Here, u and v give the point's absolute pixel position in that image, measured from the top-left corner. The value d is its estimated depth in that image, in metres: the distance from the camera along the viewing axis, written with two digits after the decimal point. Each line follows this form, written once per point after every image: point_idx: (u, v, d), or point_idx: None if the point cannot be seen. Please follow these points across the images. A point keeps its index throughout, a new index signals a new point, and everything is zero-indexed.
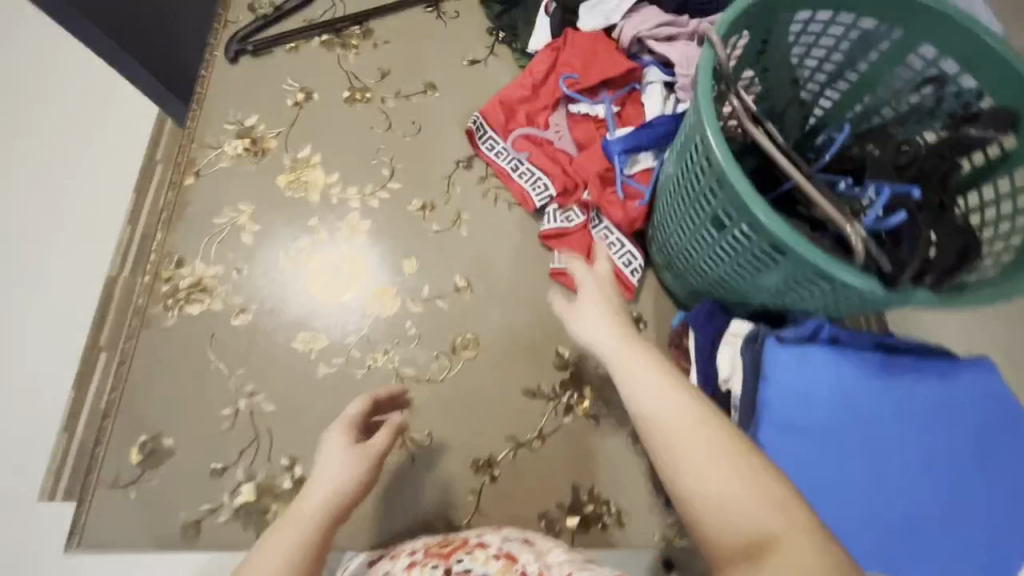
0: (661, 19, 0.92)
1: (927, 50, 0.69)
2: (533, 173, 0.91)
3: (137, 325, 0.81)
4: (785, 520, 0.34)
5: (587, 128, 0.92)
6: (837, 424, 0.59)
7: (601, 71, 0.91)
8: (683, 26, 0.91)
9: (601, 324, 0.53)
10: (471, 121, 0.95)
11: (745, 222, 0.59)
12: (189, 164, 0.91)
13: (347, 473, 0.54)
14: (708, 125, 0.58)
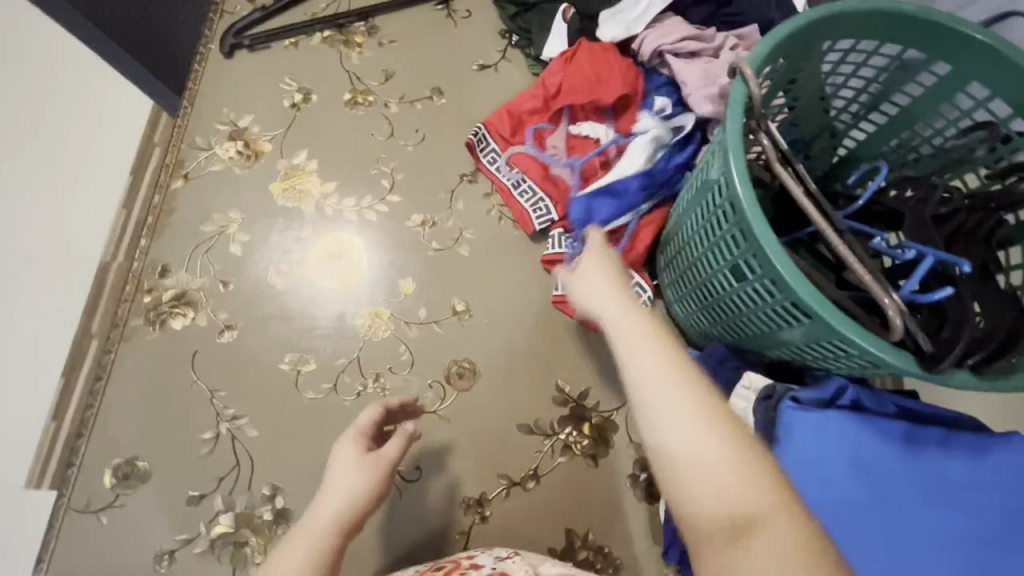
0: (685, 32, 0.86)
1: (977, 89, 0.64)
2: (534, 192, 0.85)
3: (116, 338, 0.76)
4: (772, 502, 0.31)
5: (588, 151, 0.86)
6: (855, 498, 0.55)
7: (605, 90, 0.84)
8: (709, 40, 0.85)
9: (599, 286, 0.48)
10: (471, 132, 0.89)
11: (769, 277, 0.54)
12: (178, 165, 0.86)
13: (358, 483, 0.54)
14: (736, 171, 0.52)
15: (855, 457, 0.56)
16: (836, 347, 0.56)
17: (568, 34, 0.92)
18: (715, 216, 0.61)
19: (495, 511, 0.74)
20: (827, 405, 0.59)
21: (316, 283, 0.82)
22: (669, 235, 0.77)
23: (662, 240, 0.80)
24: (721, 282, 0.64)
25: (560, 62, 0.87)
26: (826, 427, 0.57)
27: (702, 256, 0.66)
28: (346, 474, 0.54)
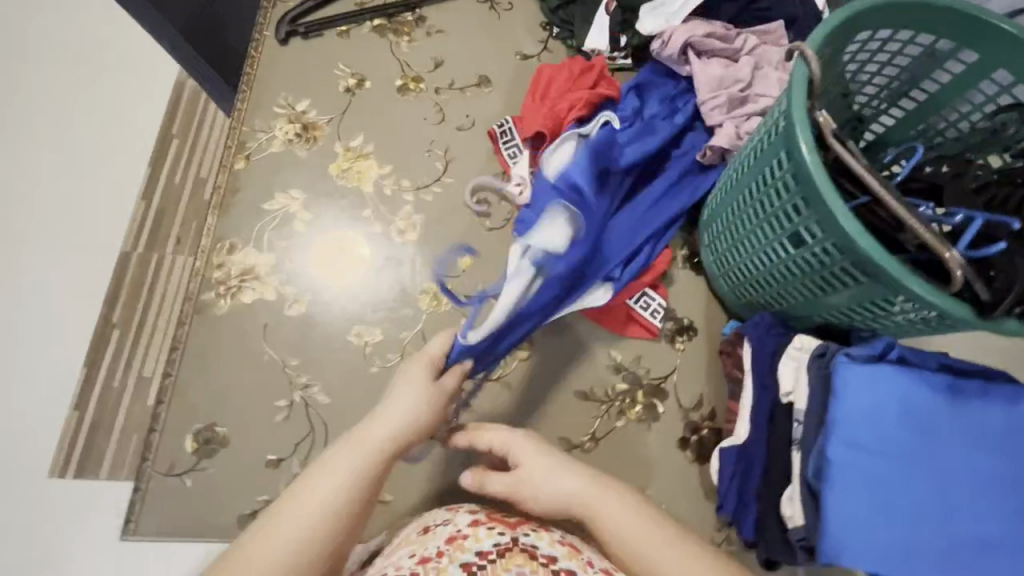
0: (710, 31, 0.91)
1: (1002, 76, 0.70)
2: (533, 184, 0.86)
3: (188, 312, 0.79)
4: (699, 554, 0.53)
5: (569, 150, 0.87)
6: (900, 443, 0.61)
7: (546, 115, 0.90)
8: (729, 41, 0.92)
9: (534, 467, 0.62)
10: (497, 123, 0.94)
11: (831, 241, 0.60)
12: (240, 146, 0.88)
13: (411, 411, 0.60)
14: (803, 143, 0.57)
15: (904, 407, 0.62)
16: (888, 305, 0.62)
17: (609, 26, 0.97)
18: (773, 189, 0.66)
19: None
20: (877, 360, 0.64)
21: (333, 271, 0.84)
22: (715, 211, 0.82)
23: (705, 217, 0.85)
24: (775, 251, 0.70)
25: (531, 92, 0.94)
26: (879, 381, 0.62)
27: (755, 229, 0.72)
28: (408, 399, 0.61)
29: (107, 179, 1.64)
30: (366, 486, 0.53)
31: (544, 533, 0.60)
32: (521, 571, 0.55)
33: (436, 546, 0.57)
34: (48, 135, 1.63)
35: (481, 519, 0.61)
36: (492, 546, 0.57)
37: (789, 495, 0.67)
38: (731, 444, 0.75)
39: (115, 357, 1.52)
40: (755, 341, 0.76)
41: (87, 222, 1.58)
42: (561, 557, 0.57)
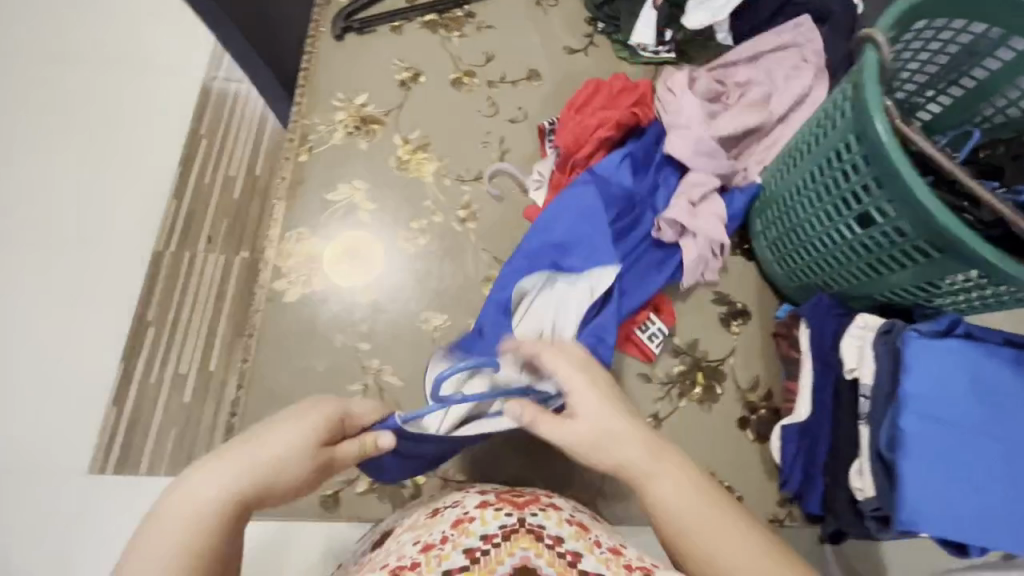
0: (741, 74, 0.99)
1: None
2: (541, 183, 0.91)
3: (260, 299, 0.81)
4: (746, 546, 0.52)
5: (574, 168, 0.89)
6: (969, 413, 0.64)
7: (580, 122, 0.90)
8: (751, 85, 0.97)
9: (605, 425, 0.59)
10: (546, 121, 0.95)
11: (904, 221, 0.62)
12: (302, 139, 0.91)
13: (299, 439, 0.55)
14: (880, 127, 0.59)
15: (971, 378, 0.65)
16: (953, 281, 0.65)
17: (656, 20, 1.00)
18: (839, 172, 0.68)
19: None
20: (944, 335, 0.67)
21: (345, 270, 0.84)
22: (769, 197, 0.84)
23: (758, 205, 0.88)
24: (838, 233, 0.72)
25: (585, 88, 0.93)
26: (947, 354, 0.65)
27: (816, 212, 0.74)
28: (289, 433, 0.54)
29: (137, 177, 1.64)
30: (218, 525, 0.48)
31: (553, 512, 0.58)
32: (525, 555, 0.53)
33: (441, 532, 0.56)
34: (78, 133, 1.63)
35: (490, 501, 0.59)
36: (496, 529, 0.55)
37: (858, 469, 0.69)
38: (792, 423, 0.78)
39: (150, 357, 1.51)
40: (816, 322, 0.78)
41: (118, 220, 1.59)
42: (567, 539, 0.55)
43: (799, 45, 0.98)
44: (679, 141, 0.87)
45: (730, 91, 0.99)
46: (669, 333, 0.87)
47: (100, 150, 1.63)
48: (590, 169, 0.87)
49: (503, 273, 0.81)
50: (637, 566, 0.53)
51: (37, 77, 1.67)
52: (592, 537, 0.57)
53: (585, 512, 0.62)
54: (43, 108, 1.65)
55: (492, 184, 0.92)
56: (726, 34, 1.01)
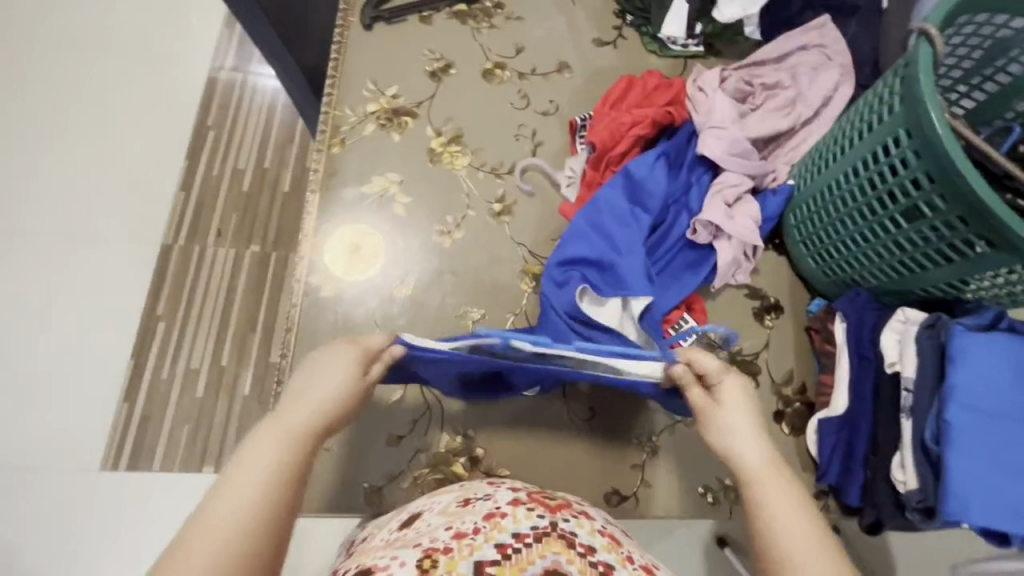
0: (769, 79, 0.99)
1: None
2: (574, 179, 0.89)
3: (297, 293, 0.80)
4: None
5: (608, 162, 0.86)
6: (1014, 407, 0.65)
7: (613, 120, 0.87)
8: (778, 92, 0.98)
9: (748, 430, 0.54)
10: (576, 116, 0.93)
11: (955, 214, 0.62)
12: (334, 131, 0.89)
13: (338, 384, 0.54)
14: (936, 119, 0.60)
15: (1015, 372, 0.65)
16: (1001, 275, 0.65)
17: (687, 12, 0.99)
18: (885, 166, 0.68)
19: (664, 444, 0.80)
20: (987, 329, 0.68)
21: (363, 265, 0.83)
22: (803, 193, 0.85)
23: (792, 201, 0.88)
24: (880, 227, 0.72)
25: (618, 84, 0.91)
26: (992, 348, 0.66)
27: (857, 208, 0.74)
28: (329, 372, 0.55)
29: (144, 168, 1.59)
30: (300, 459, 0.47)
31: (585, 520, 0.55)
32: (557, 559, 0.50)
33: (474, 521, 0.53)
34: (83, 123, 1.59)
35: (522, 499, 0.56)
36: (529, 529, 0.52)
37: (901, 462, 0.69)
38: (828, 416, 0.78)
39: (161, 351, 1.47)
40: (854, 316, 0.79)
41: (123, 210, 1.54)
42: (599, 548, 0.52)
43: (821, 44, 1.00)
44: (712, 140, 0.86)
45: (758, 92, 0.98)
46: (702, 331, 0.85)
47: (105, 140, 1.58)
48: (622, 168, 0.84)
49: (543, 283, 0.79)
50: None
51: (41, 66, 1.63)
52: (624, 551, 0.54)
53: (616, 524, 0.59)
54: (46, 97, 1.60)
55: (522, 178, 0.90)
56: (754, 27, 1.00)
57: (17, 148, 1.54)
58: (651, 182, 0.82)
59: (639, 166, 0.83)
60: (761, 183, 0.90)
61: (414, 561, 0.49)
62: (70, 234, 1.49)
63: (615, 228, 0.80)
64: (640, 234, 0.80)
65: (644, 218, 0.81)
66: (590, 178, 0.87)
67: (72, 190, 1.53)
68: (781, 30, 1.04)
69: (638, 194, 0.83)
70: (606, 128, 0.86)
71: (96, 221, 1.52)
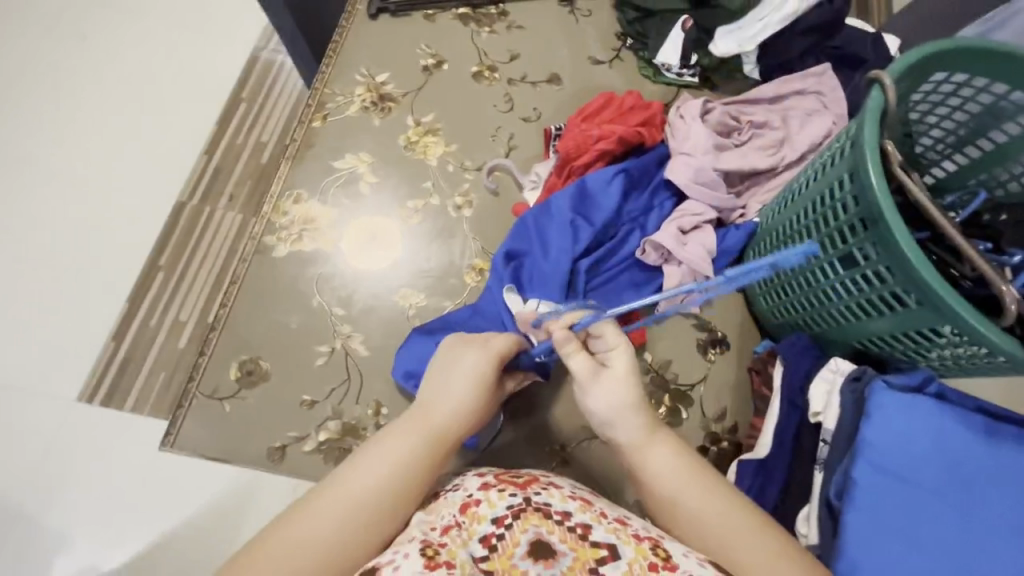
0: (762, 115, 0.95)
1: None
2: (538, 183, 0.91)
3: (250, 250, 0.85)
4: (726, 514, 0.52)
5: (569, 170, 0.88)
6: (929, 475, 0.61)
7: (583, 132, 0.89)
8: (770, 129, 0.93)
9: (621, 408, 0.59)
10: (553, 125, 0.95)
11: (884, 265, 0.61)
12: (319, 107, 0.94)
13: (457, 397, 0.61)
14: (872, 167, 0.59)
15: (934, 440, 0.62)
16: (931, 338, 0.62)
17: (683, 42, 1.00)
18: (830, 209, 0.67)
19: (575, 457, 0.79)
20: (915, 391, 0.66)
21: (374, 243, 0.87)
22: (763, 229, 0.83)
23: (754, 238, 0.87)
24: (822, 270, 0.70)
25: (599, 96, 0.92)
26: (912, 409, 0.63)
27: (804, 248, 0.72)
28: (451, 386, 0.62)
29: (176, 129, 1.67)
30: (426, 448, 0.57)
31: (556, 490, 0.55)
32: (538, 532, 0.51)
33: (450, 518, 0.53)
34: (133, 81, 1.72)
35: (490, 482, 0.56)
36: (505, 510, 0.52)
37: (805, 514, 0.67)
38: (749, 457, 0.73)
39: (153, 300, 1.48)
40: (790, 358, 0.76)
41: (147, 162, 1.63)
42: (574, 512, 0.53)
43: (818, 92, 0.95)
44: (681, 167, 0.86)
45: (743, 129, 0.93)
46: (637, 352, 0.85)
47: (147, 100, 1.69)
48: (581, 179, 0.85)
49: (490, 279, 0.83)
50: (644, 537, 0.52)
51: (109, 27, 1.79)
52: (597, 507, 0.55)
53: (584, 488, 0.60)
54: (103, 53, 1.74)
55: (489, 177, 0.92)
56: (753, 65, 1.01)
57: (71, 95, 1.69)
58: (602, 196, 0.85)
59: (595, 180, 0.85)
60: (728, 217, 0.89)
61: (417, 552, 0.49)
62: (96, 178, 1.60)
63: (553, 234, 0.82)
64: (578, 243, 0.82)
65: (586, 230, 0.83)
66: (550, 183, 0.89)
67: (108, 139, 1.64)
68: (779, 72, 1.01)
69: (589, 205, 0.85)
70: (575, 140, 0.88)
71: (122, 170, 1.61)
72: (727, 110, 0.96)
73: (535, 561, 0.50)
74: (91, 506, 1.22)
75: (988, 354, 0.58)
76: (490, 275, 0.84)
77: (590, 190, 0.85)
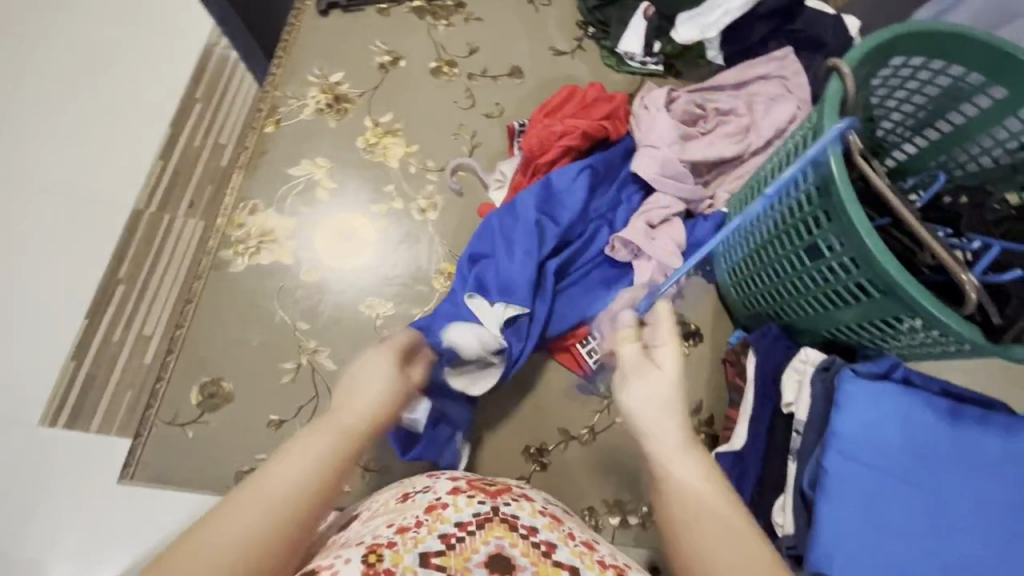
0: (727, 101, 0.94)
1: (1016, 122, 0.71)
2: (504, 181, 0.89)
3: (205, 267, 0.81)
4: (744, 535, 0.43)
5: (535, 167, 0.87)
6: (898, 462, 0.62)
7: (547, 127, 0.87)
8: (736, 115, 0.92)
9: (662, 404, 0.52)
10: (516, 121, 0.93)
11: (848, 255, 0.61)
12: (271, 111, 0.90)
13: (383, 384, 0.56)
14: (831, 157, 0.59)
15: (901, 426, 0.63)
16: (896, 325, 0.63)
17: (644, 30, 0.99)
18: (794, 200, 0.67)
19: (554, 460, 0.79)
20: (881, 377, 0.67)
21: (338, 248, 0.84)
22: (731, 220, 0.83)
23: (721, 227, 0.86)
24: (789, 262, 0.70)
25: (562, 90, 0.91)
26: (880, 396, 0.64)
27: (771, 240, 0.72)
28: (370, 377, 0.55)
29: (122, 130, 1.53)
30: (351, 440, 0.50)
31: (526, 502, 0.57)
32: (500, 543, 0.52)
33: (415, 516, 0.54)
34: (70, 80, 1.57)
35: (462, 487, 0.57)
36: (472, 516, 0.53)
37: (781, 504, 0.68)
38: (726, 451, 0.72)
39: (115, 315, 1.39)
40: (761, 349, 0.76)
41: (93, 168, 1.50)
42: (541, 529, 0.54)
43: (781, 76, 0.94)
44: (649, 163, 0.85)
45: (709, 116, 0.92)
46: None
47: (86, 99, 1.55)
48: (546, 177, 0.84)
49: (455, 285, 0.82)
50: (609, 564, 0.52)
51: (39, 21, 1.63)
52: (566, 529, 0.56)
53: (557, 506, 0.61)
54: (31, 48, 1.60)
55: (453, 178, 0.90)
56: (716, 52, 0.99)
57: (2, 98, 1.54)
58: (567, 193, 0.83)
59: (561, 178, 0.84)
60: (697, 208, 0.88)
61: (359, 557, 0.49)
62: (37, 187, 1.47)
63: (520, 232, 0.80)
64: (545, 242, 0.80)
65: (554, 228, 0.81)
66: (515, 181, 0.87)
67: (47, 144, 1.51)
68: (743, 58, 1.00)
69: (554, 202, 0.83)
70: (540, 136, 0.87)
71: (66, 178, 1.48)
72: (692, 98, 0.94)
73: (489, 570, 0.50)
74: (63, 535, 1.16)
75: (951, 341, 0.59)
76: (457, 279, 0.82)
77: (554, 188, 0.83)
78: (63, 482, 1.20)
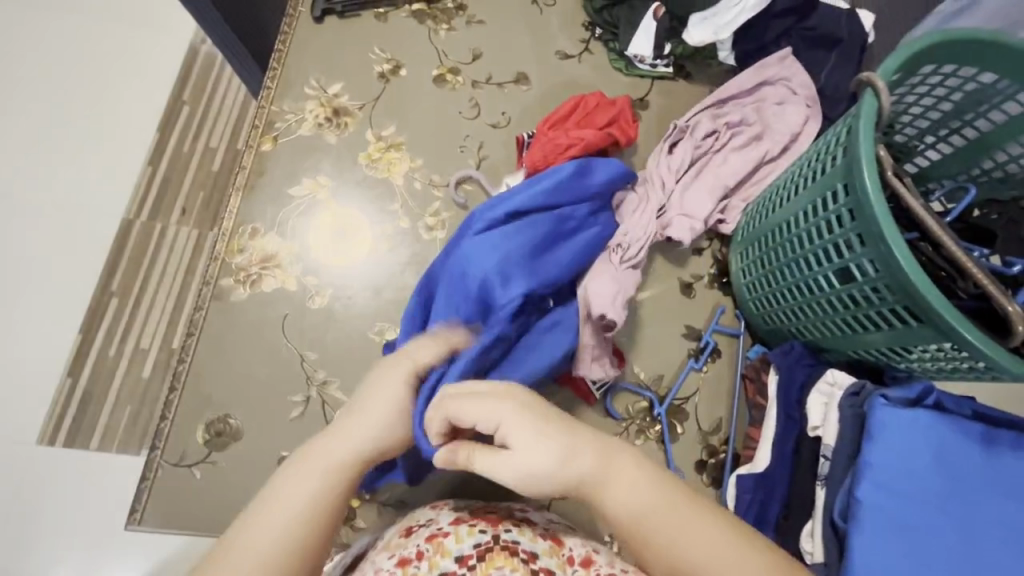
0: (732, 110, 0.89)
1: None
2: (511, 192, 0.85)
3: (206, 298, 0.78)
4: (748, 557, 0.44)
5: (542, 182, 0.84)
6: (932, 489, 0.61)
7: (555, 138, 0.84)
8: (747, 126, 0.88)
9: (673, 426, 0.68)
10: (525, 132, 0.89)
11: (882, 282, 0.59)
12: (267, 127, 0.86)
13: (388, 405, 0.57)
14: (868, 180, 0.56)
15: (934, 452, 0.61)
16: (928, 353, 0.61)
17: (655, 31, 0.93)
18: (823, 221, 0.64)
19: None
20: (913, 404, 0.65)
21: (343, 271, 0.81)
22: (747, 236, 0.80)
23: (738, 241, 0.83)
24: (816, 283, 0.67)
25: (569, 98, 0.87)
26: (914, 423, 0.62)
27: (794, 260, 0.70)
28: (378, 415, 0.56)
29: (99, 131, 1.39)
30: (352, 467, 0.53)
31: (526, 528, 0.56)
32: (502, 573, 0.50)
33: (416, 546, 0.53)
34: (31, 79, 1.41)
35: (463, 517, 0.56)
36: (472, 547, 0.52)
37: (810, 530, 0.67)
38: (747, 472, 0.72)
39: (111, 328, 1.28)
40: (785, 370, 0.74)
41: (71, 174, 1.36)
42: (540, 555, 0.53)
43: (786, 78, 0.90)
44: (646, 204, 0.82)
45: (719, 130, 0.87)
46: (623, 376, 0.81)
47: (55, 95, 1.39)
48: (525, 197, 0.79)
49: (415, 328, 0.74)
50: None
51: None
52: (566, 553, 0.55)
53: (559, 525, 0.61)
54: None
55: (458, 192, 0.86)
56: (728, 52, 0.95)
57: None
58: None
59: None
60: (709, 220, 0.84)
61: None
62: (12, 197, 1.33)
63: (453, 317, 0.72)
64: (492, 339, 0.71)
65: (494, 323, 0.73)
66: None
67: (14, 151, 1.36)
68: (758, 56, 0.95)
69: None
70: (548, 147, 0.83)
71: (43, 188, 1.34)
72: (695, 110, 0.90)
73: None
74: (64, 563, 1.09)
75: (989, 370, 0.58)
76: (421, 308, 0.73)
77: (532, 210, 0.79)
78: (62, 505, 1.13)
